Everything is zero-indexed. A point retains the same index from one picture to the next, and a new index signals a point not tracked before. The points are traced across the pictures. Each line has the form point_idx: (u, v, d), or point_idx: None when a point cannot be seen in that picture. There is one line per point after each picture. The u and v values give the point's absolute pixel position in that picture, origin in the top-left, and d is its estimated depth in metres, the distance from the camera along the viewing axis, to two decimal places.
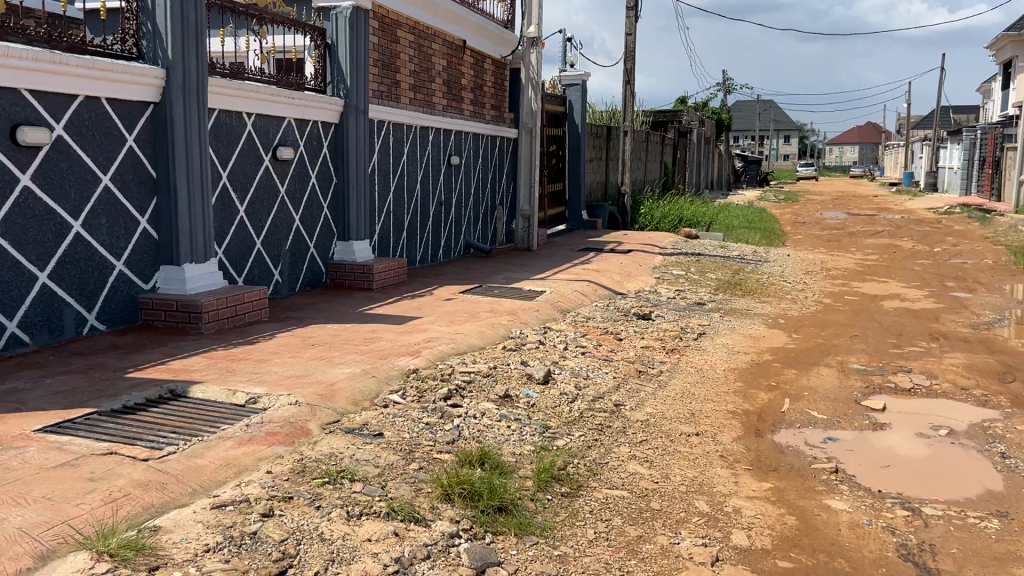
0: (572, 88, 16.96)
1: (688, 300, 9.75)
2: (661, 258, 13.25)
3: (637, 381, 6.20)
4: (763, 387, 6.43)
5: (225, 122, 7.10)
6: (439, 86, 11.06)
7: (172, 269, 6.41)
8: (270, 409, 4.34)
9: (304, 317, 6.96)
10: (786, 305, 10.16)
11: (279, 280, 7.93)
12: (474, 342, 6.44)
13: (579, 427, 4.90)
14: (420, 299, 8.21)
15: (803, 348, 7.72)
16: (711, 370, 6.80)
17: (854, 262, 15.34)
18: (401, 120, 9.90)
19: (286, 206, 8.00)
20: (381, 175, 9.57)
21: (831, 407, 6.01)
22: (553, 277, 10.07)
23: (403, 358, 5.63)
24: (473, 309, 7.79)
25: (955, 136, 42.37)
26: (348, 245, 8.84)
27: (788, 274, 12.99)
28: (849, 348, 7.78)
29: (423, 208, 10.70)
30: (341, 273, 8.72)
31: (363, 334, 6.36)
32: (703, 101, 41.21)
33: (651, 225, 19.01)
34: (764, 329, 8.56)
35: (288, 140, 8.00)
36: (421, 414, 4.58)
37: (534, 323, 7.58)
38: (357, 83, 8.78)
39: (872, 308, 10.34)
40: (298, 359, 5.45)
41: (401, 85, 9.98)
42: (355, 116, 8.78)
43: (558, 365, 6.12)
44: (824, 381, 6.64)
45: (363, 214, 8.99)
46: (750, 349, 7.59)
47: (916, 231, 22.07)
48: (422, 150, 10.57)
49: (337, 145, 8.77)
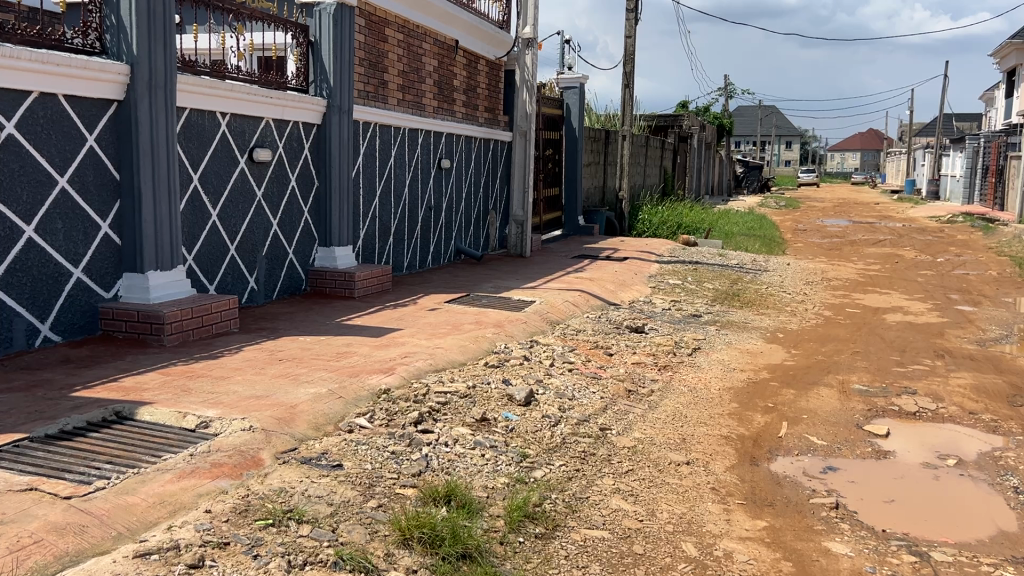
0: (569, 91, 16.62)
1: (684, 312, 9.39)
2: (657, 266, 12.89)
3: (626, 401, 5.84)
4: (759, 409, 6.07)
5: (197, 121, 6.75)
6: (430, 87, 10.71)
7: (135, 277, 6.05)
8: (220, 436, 3.99)
9: (276, 329, 6.60)
10: (785, 318, 9.81)
11: (254, 288, 7.58)
12: (455, 357, 6.08)
13: (560, 456, 4.55)
14: (402, 309, 7.85)
15: (802, 366, 7.36)
16: (705, 389, 6.44)
17: (855, 272, 14.99)
18: (388, 122, 9.55)
19: (263, 210, 7.65)
20: (367, 179, 9.21)
21: (831, 432, 5.65)
22: (543, 286, 9.71)
23: (376, 375, 5.28)
24: (457, 320, 7.43)
25: (958, 144, 42.04)
26: (329, 251, 8.49)
27: (788, 284, 12.64)
28: (851, 366, 7.42)
29: (411, 213, 10.34)
30: (321, 280, 8.37)
31: (336, 348, 6.00)
32: (704, 105, 40.86)
33: (649, 231, 18.67)
34: (762, 344, 8.20)
35: (266, 142, 7.65)
36: (387, 441, 4.23)
37: (521, 336, 7.22)
38: (340, 82, 8.43)
39: (875, 322, 9.98)
40: (262, 376, 5.09)
41: (389, 86, 9.63)
42: (338, 117, 8.43)
43: (542, 384, 5.76)
44: (824, 403, 6.28)
45: (346, 219, 8.64)
46: (746, 366, 7.24)
47: (918, 240, 21.72)
48: (410, 153, 10.22)
49: (319, 147, 8.42)
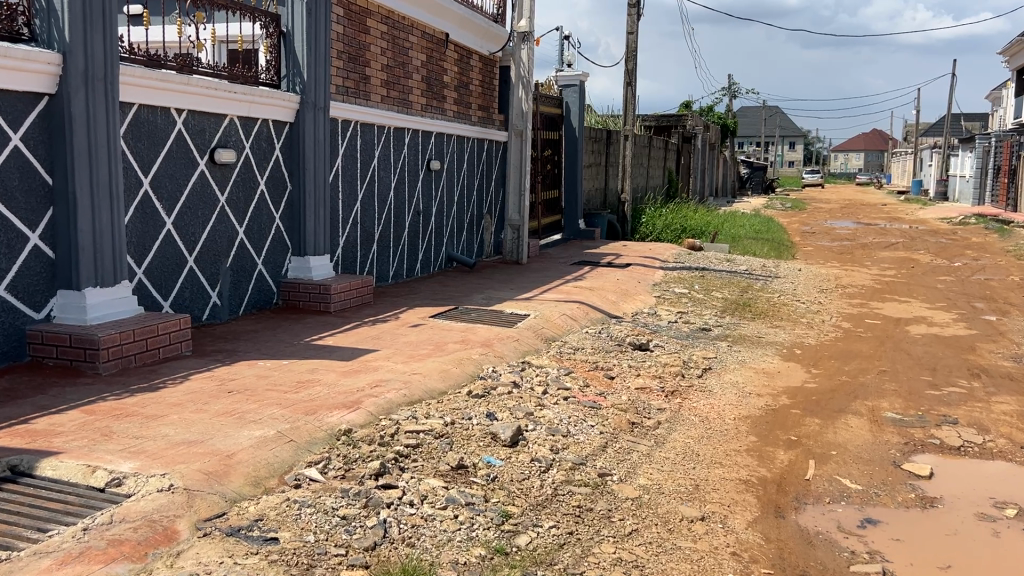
0: (569, 89, 15.89)
1: (692, 325, 8.65)
2: (662, 273, 12.14)
3: (629, 437, 5.09)
4: (781, 444, 5.32)
5: (148, 118, 6.01)
6: (418, 83, 9.98)
7: (70, 295, 5.31)
8: (130, 499, 3.25)
9: (235, 352, 5.86)
10: (802, 331, 9.05)
11: (217, 302, 6.86)
12: (434, 385, 5.34)
13: (550, 514, 3.81)
14: (381, 325, 7.11)
15: (825, 389, 6.63)
16: (718, 419, 5.71)
17: (870, 278, 14.23)
18: (371, 120, 8.81)
19: (227, 217, 6.92)
20: (347, 182, 8.48)
21: (865, 473, 4.90)
22: (539, 297, 8.97)
23: (338, 411, 4.54)
24: (441, 338, 6.68)
25: (968, 144, 41.24)
26: (304, 261, 7.74)
27: (801, 292, 11.90)
28: (878, 389, 6.67)
29: (397, 219, 9.61)
30: (294, 293, 7.62)
31: (297, 376, 5.26)
32: (708, 106, 40.12)
33: (652, 235, 17.95)
34: (779, 364, 7.44)
35: (230, 142, 6.91)
36: (337, 501, 3.50)
37: (512, 357, 6.47)
38: (315, 76, 7.69)
39: (898, 335, 9.22)
40: (204, 413, 4.35)
41: (372, 81, 8.89)
42: (313, 114, 7.70)
43: (533, 417, 5.02)
44: (855, 436, 5.52)
45: (322, 226, 7.91)
46: (764, 390, 6.48)
47: (931, 244, 20.93)
48: (395, 154, 9.49)
49: (292, 148, 7.68)
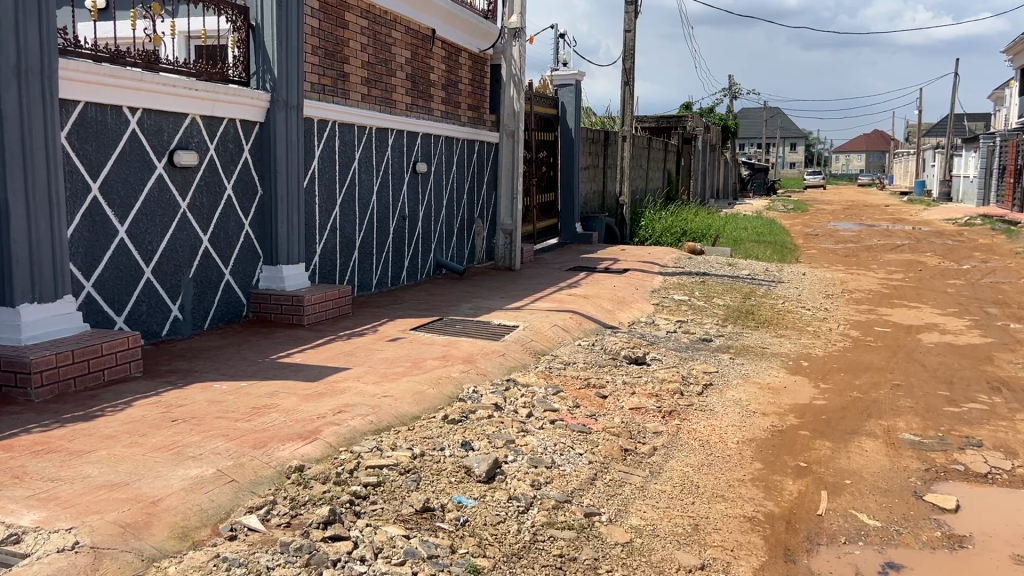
0: (564, 88, 15.41)
1: (692, 335, 8.15)
2: (660, 279, 11.63)
3: (621, 466, 4.58)
4: (789, 472, 4.81)
5: (96, 117, 5.53)
6: (402, 81, 9.48)
7: (3, 312, 4.82)
8: (23, 560, 2.76)
9: (191, 373, 5.35)
10: (808, 341, 8.53)
11: (178, 316, 6.37)
12: (405, 409, 4.83)
13: (526, 568, 3.30)
14: (357, 339, 6.61)
15: (836, 406, 6.12)
16: (721, 443, 5.20)
17: (877, 282, 13.74)
18: (350, 120, 8.31)
19: (188, 223, 6.43)
20: (324, 185, 7.99)
21: (884, 506, 4.40)
22: (530, 306, 8.47)
23: (292, 443, 4.04)
24: (419, 354, 6.17)
25: (972, 144, 40.74)
26: (275, 270, 7.25)
27: (806, 298, 11.40)
28: (893, 407, 6.15)
29: (380, 224, 9.12)
30: (265, 305, 7.12)
31: (253, 402, 4.74)
32: (708, 107, 39.64)
33: (652, 239, 17.45)
34: (785, 378, 6.92)
35: (192, 143, 6.43)
36: (274, 559, 3.00)
37: (496, 374, 5.96)
38: (286, 73, 7.20)
39: (910, 344, 8.70)
40: (138, 448, 3.84)
41: (351, 78, 8.39)
42: (284, 113, 7.21)
43: (515, 445, 4.52)
44: (871, 461, 5.01)
45: (296, 233, 7.41)
46: (769, 409, 5.98)
47: (938, 245, 20.40)
48: (378, 156, 8.99)
49: (262, 149, 7.19)
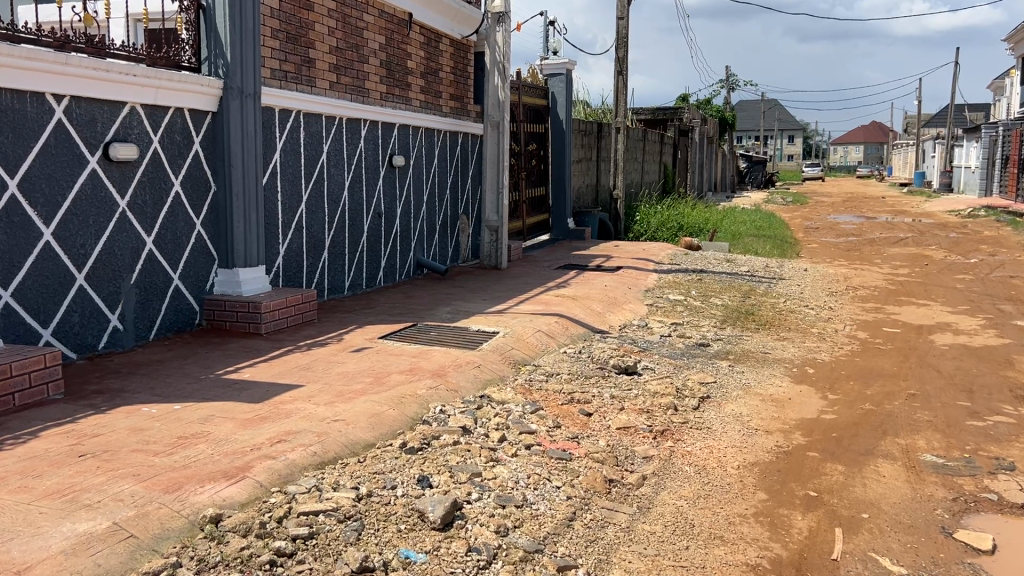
0: (555, 78, 14.79)
1: (688, 340, 7.54)
2: (655, 277, 11.01)
3: (604, 502, 3.97)
4: (797, 505, 4.20)
5: (13, 105, 4.91)
6: (376, 69, 8.85)
7: None
8: None
9: (120, 394, 4.73)
10: (813, 344, 7.92)
11: (119, 327, 5.76)
12: (356, 437, 4.21)
13: None
14: (317, 350, 5.99)
15: (847, 422, 5.52)
16: (719, 468, 4.60)
17: (882, 278, 13.12)
18: (316, 109, 7.69)
19: (129, 224, 5.80)
20: (288, 181, 7.37)
21: (909, 547, 3.79)
22: (512, 310, 7.86)
23: (214, 484, 3.43)
24: (384, 368, 5.55)
25: (973, 134, 40.10)
26: (231, 274, 6.63)
27: (809, 296, 10.78)
28: (911, 422, 5.53)
29: (352, 222, 8.50)
30: (220, 313, 6.50)
31: (181, 430, 4.12)
32: (706, 99, 38.98)
33: (647, 234, 16.83)
34: (790, 389, 6.30)
35: (132, 135, 5.81)
36: None
37: (468, 390, 5.34)
38: (241, 58, 6.57)
39: (923, 347, 8.08)
40: (26, 495, 3.22)
41: (317, 64, 7.77)
42: (239, 102, 6.58)
43: (480, 479, 3.90)
44: (890, 490, 4.39)
45: (254, 232, 6.79)
46: (773, 426, 5.37)
47: (943, 238, 19.77)
48: (349, 149, 8.37)
49: (215, 141, 6.56)
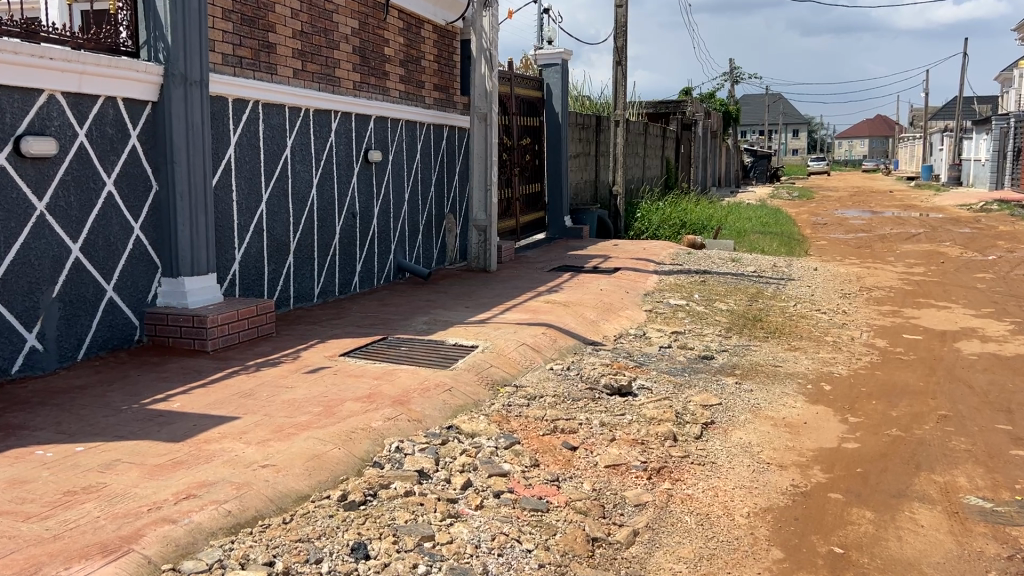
0: (549, 69, 14.03)
1: (689, 352, 6.81)
2: (655, 279, 10.26)
3: (584, 571, 3.24)
4: (819, 566, 3.47)
5: None
6: (348, 56, 8.11)
7: None
8: None
9: (18, 432, 4.01)
10: (827, 355, 7.17)
11: (37, 347, 5.06)
12: (286, 488, 3.48)
13: None
14: (268, 371, 5.26)
15: (873, 452, 4.77)
16: (725, 517, 3.87)
17: (897, 277, 12.35)
18: (277, 100, 6.96)
19: (49, 229, 5.09)
20: (244, 179, 6.65)
21: None
22: (495, 319, 7.12)
23: (85, 564, 2.70)
24: (339, 393, 4.81)
25: (982, 127, 39.25)
26: (176, 283, 5.90)
27: (820, 299, 10.04)
28: (948, 453, 4.77)
29: (322, 222, 7.77)
30: (163, 328, 5.79)
31: (72, 482, 3.39)
32: (708, 92, 38.22)
33: (649, 231, 16.08)
34: (805, 411, 5.54)
35: (52, 128, 5.09)
36: None
37: (434, 421, 4.59)
38: (183, 41, 5.83)
39: (950, 357, 7.32)
40: None
41: (279, 50, 7.03)
42: (183, 90, 5.85)
43: (431, 547, 3.18)
44: (931, 545, 3.65)
45: (203, 237, 6.06)
46: (789, 459, 4.64)
47: (958, 234, 18.98)
48: (317, 144, 7.64)
49: (155, 135, 5.83)
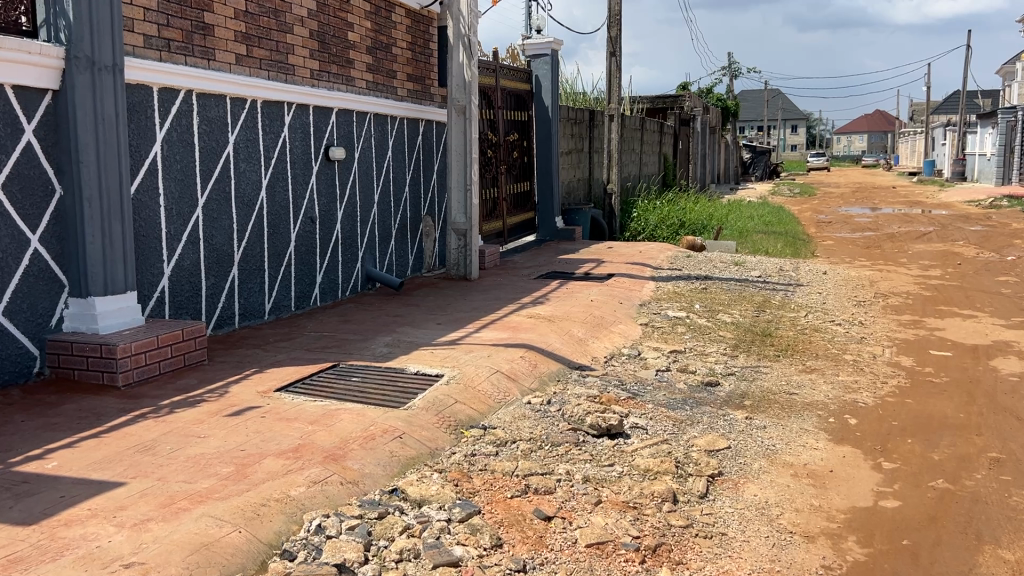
0: (538, 60, 13.11)
1: (691, 378, 5.90)
2: (652, 287, 9.34)
3: None
4: None
5: None
6: (304, 40, 7.18)
7: None
8: None
9: None
10: (849, 378, 6.26)
11: None
12: None
13: None
14: (182, 414, 4.35)
15: (920, 515, 3.87)
16: None
17: (913, 282, 11.42)
18: (215, 89, 6.04)
19: None
20: (174, 180, 5.74)
21: None
22: (467, 340, 6.20)
23: None
24: (260, 446, 3.89)
25: (987, 121, 38.32)
26: (85, 305, 4.99)
27: (834, 308, 9.11)
28: (1013, 516, 3.86)
29: (274, 229, 6.86)
30: (67, 359, 4.89)
31: None
32: (707, 86, 37.28)
33: (645, 232, 15.16)
34: (830, 455, 4.63)
35: None
36: None
37: (374, 482, 3.68)
38: (90, 19, 4.91)
39: (988, 379, 6.41)
40: None
41: (217, 31, 6.11)
42: (91, 77, 4.92)
43: None
44: None
45: (118, 249, 5.14)
46: (817, 525, 3.74)
47: (971, 232, 18.04)
48: (267, 140, 6.72)
49: (57, 130, 4.91)
